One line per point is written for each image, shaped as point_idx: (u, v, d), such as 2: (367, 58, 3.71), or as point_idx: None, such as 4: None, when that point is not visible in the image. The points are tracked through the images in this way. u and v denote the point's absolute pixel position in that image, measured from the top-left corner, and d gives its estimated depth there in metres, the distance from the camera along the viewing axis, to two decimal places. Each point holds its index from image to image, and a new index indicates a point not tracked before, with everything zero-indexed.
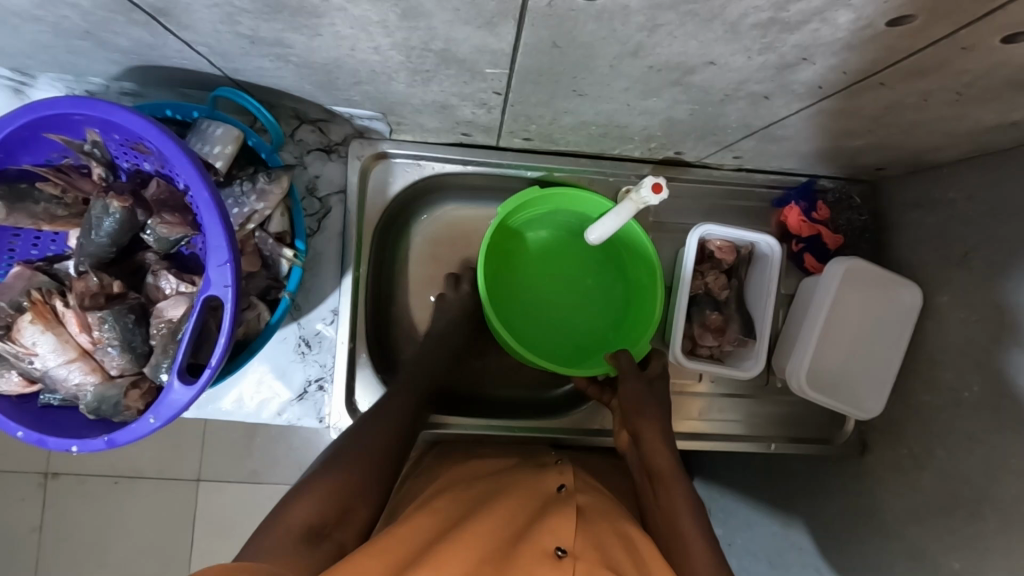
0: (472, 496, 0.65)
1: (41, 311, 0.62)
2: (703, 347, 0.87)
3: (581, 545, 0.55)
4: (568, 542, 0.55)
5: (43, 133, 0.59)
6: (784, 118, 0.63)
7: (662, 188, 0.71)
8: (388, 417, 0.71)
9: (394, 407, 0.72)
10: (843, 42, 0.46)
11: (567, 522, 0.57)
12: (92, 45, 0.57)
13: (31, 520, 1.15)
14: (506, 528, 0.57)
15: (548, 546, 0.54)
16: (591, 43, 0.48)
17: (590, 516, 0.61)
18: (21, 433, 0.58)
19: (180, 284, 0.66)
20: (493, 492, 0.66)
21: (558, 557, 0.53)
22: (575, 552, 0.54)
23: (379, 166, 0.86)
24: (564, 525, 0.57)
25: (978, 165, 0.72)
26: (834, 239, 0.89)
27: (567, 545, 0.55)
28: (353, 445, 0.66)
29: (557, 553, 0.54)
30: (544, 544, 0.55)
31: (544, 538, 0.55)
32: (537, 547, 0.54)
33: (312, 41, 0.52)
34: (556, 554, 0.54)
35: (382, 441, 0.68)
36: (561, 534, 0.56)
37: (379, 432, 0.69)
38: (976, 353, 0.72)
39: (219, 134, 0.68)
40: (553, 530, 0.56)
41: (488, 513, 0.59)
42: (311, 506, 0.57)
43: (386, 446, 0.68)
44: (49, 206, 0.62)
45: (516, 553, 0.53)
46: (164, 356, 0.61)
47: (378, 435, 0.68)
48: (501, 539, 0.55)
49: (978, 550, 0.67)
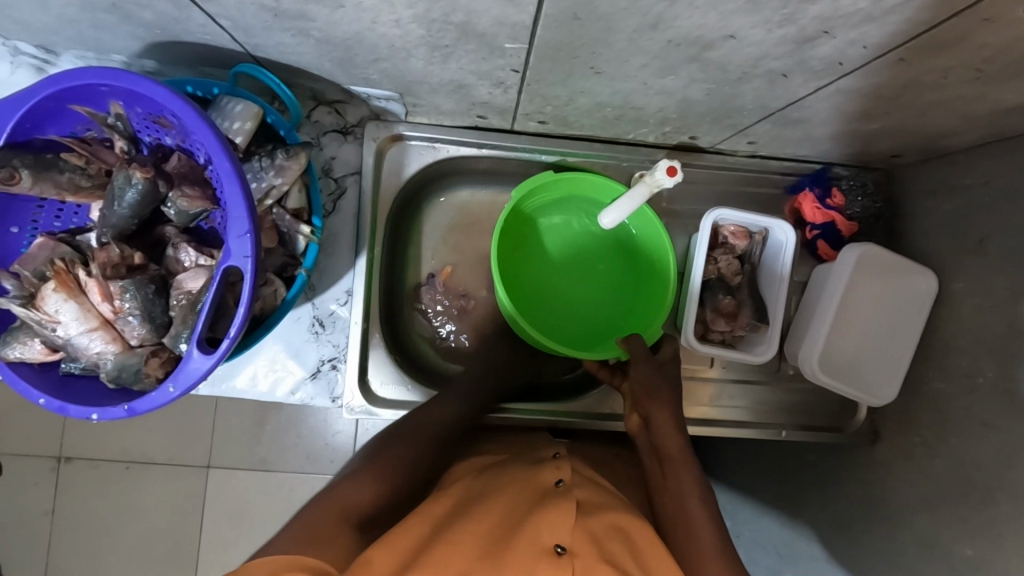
0: (468, 490, 0.67)
1: (63, 279, 0.64)
2: (715, 331, 0.87)
3: (580, 541, 0.56)
4: (567, 539, 0.55)
5: (69, 104, 0.60)
6: (802, 98, 0.63)
7: (676, 171, 0.71)
8: (418, 426, 0.72)
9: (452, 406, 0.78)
10: (863, 13, 0.46)
11: (565, 517, 0.57)
12: (118, 19, 0.58)
13: (43, 503, 1.16)
14: (505, 526, 0.58)
15: (548, 543, 0.55)
16: (611, 14, 0.48)
17: (589, 510, 0.61)
18: (42, 400, 0.60)
19: (200, 257, 0.67)
20: (492, 486, 0.67)
21: (558, 554, 0.54)
22: (574, 550, 0.55)
23: (395, 148, 0.86)
24: (559, 521, 0.57)
25: (995, 149, 0.72)
26: (848, 227, 0.88)
27: (567, 542, 0.55)
28: (376, 453, 0.67)
29: (556, 550, 0.54)
30: (543, 541, 0.55)
31: (542, 533, 0.56)
32: (536, 544, 0.55)
33: (334, 14, 0.52)
34: (555, 551, 0.54)
35: (410, 460, 0.68)
36: (558, 528, 0.56)
37: (411, 433, 0.71)
38: (991, 339, 0.72)
39: (238, 110, 0.69)
40: (551, 526, 0.56)
41: (488, 511, 0.60)
42: (361, 495, 0.60)
43: (419, 457, 0.69)
44: (74, 176, 0.63)
45: (514, 547, 0.54)
46: (183, 327, 0.62)
47: (404, 446, 0.69)
48: (499, 536, 0.56)
49: (992, 536, 0.67)
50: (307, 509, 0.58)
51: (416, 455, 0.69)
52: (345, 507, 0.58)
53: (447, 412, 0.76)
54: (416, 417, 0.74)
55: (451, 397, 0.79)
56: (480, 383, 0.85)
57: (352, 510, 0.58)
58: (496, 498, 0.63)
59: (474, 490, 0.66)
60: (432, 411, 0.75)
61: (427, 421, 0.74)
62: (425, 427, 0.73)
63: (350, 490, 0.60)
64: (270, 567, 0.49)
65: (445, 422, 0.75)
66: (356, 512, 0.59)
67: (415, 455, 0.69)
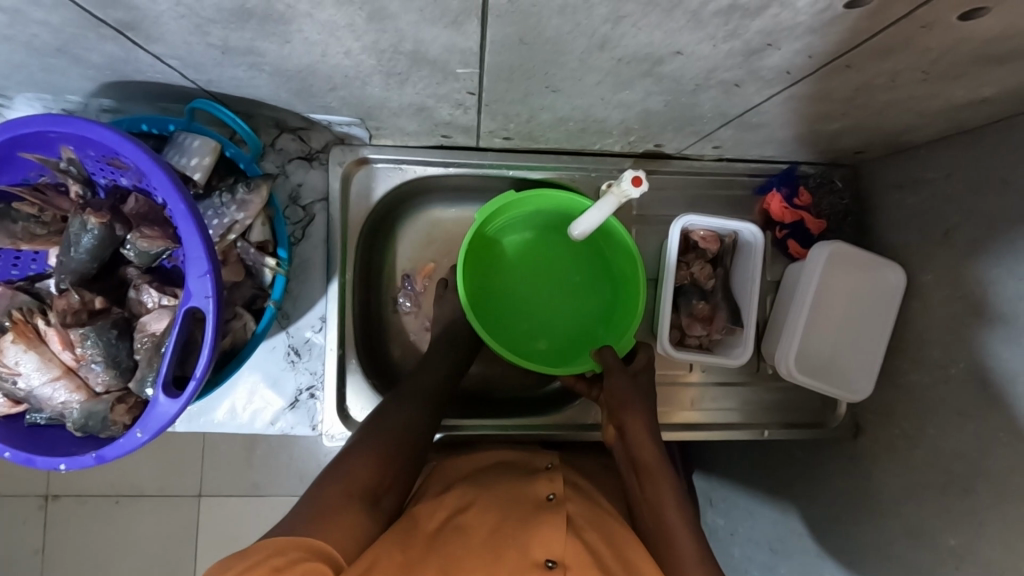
0: (461, 497, 0.67)
1: (22, 330, 0.63)
2: (691, 337, 0.88)
3: (571, 553, 0.56)
4: (559, 552, 0.56)
5: (19, 152, 0.59)
6: (758, 105, 0.64)
7: (642, 180, 0.70)
8: (411, 397, 0.73)
9: (434, 371, 0.79)
10: (805, 26, 0.46)
11: (558, 531, 0.58)
12: (66, 63, 0.57)
13: (33, 543, 1.14)
14: (498, 537, 0.58)
15: (539, 557, 0.55)
16: (557, 37, 0.48)
17: (579, 523, 0.61)
18: (8, 453, 0.58)
19: (163, 297, 0.66)
20: (485, 496, 0.66)
21: (548, 568, 0.54)
22: (566, 562, 0.55)
23: (361, 171, 0.85)
24: (552, 535, 0.57)
25: (954, 144, 0.72)
26: (817, 225, 0.89)
27: (558, 556, 0.55)
28: (371, 431, 0.66)
29: (546, 564, 0.55)
30: (533, 554, 0.56)
31: (534, 548, 0.56)
32: (526, 558, 0.55)
33: (283, 49, 0.52)
34: (545, 565, 0.55)
35: (396, 426, 0.68)
36: (552, 543, 0.57)
37: (401, 403, 0.72)
38: (960, 331, 0.72)
39: (195, 146, 0.69)
40: (543, 540, 0.57)
41: (481, 524, 0.61)
42: (371, 471, 0.61)
43: (405, 429, 0.69)
44: (28, 225, 0.64)
45: (506, 560, 0.55)
46: (149, 370, 0.62)
47: (397, 416, 0.70)
48: (493, 550, 0.56)
49: (973, 525, 0.67)
50: (311, 490, 0.58)
51: (406, 424, 0.69)
52: (351, 486, 0.58)
53: (432, 383, 0.77)
54: (398, 399, 0.73)
55: (437, 364, 0.81)
56: (461, 359, 0.84)
57: (356, 487, 0.58)
58: (489, 512, 0.63)
59: (466, 498, 0.66)
60: (408, 399, 0.73)
61: (392, 401, 0.73)
62: (413, 405, 0.72)
63: (357, 468, 0.60)
64: (275, 547, 0.48)
65: (427, 403, 0.74)
66: (364, 487, 0.59)
67: (402, 422, 0.69)
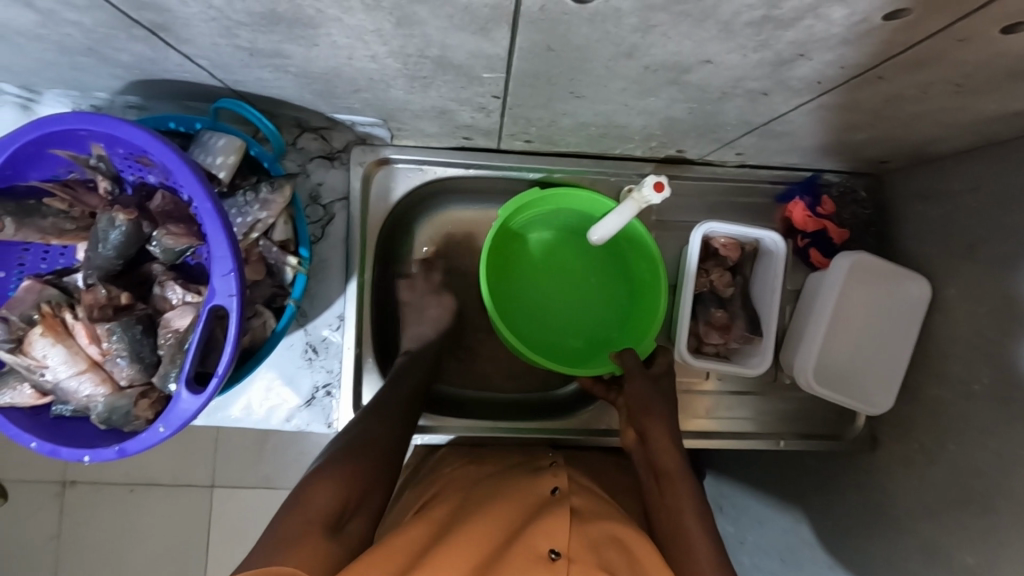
0: (463, 501, 0.66)
1: (51, 324, 0.64)
2: (709, 344, 0.87)
3: (575, 547, 0.56)
4: (562, 544, 0.56)
5: (49, 149, 0.60)
6: (785, 114, 0.63)
7: (663, 187, 0.70)
8: (382, 410, 0.72)
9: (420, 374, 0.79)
10: (839, 37, 0.45)
11: (561, 523, 0.58)
12: (96, 61, 0.58)
13: (48, 529, 1.16)
14: (501, 530, 0.58)
15: (543, 548, 0.56)
16: (585, 45, 0.48)
17: (585, 516, 0.62)
18: (34, 444, 0.60)
19: (186, 294, 0.67)
20: (487, 495, 0.67)
21: (552, 559, 0.55)
22: (570, 556, 0.55)
23: (381, 171, 0.86)
24: (556, 525, 0.58)
25: (982, 157, 0.71)
26: (839, 234, 0.88)
27: (561, 547, 0.56)
28: (338, 451, 0.64)
29: (551, 555, 0.55)
30: (536, 545, 0.56)
31: (537, 538, 0.56)
32: (531, 549, 0.55)
33: (309, 52, 0.52)
34: (549, 556, 0.55)
35: (378, 436, 0.68)
36: (554, 534, 0.57)
37: (372, 417, 0.70)
38: (984, 346, 0.71)
39: (221, 145, 0.69)
40: (547, 531, 0.57)
41: (488, 517, 0.60)
42: (331, 496, 0.58)
43: (376, 442, 0.67)
44: (57, 220, 0.64)
45: (509, 556, 0.54)
46: (173, 366, 0.63)
47: (376, 426, 0.69)
48: (496, 544, 0.56)
49: (992, 543, 0.66)
50: (275, 522, 0.56)
51: (377, 437, 0.68)
52: (310, 517, 0.55)
53: (405, 393, 0.76)
54: (375, 410, 0.71)
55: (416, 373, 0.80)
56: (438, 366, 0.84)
57: (319, 516, 0.56)
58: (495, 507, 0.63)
59: (470, 498, 0.67)
60: (380, 408, 0.72)
61: (387, 400, 0.73)
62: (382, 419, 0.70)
63: (314, 493, 0.58)
64: None
65: (398, 415, 0.72)
66: (325, 514, 0.56)
67: (384, 431, 0.69)
